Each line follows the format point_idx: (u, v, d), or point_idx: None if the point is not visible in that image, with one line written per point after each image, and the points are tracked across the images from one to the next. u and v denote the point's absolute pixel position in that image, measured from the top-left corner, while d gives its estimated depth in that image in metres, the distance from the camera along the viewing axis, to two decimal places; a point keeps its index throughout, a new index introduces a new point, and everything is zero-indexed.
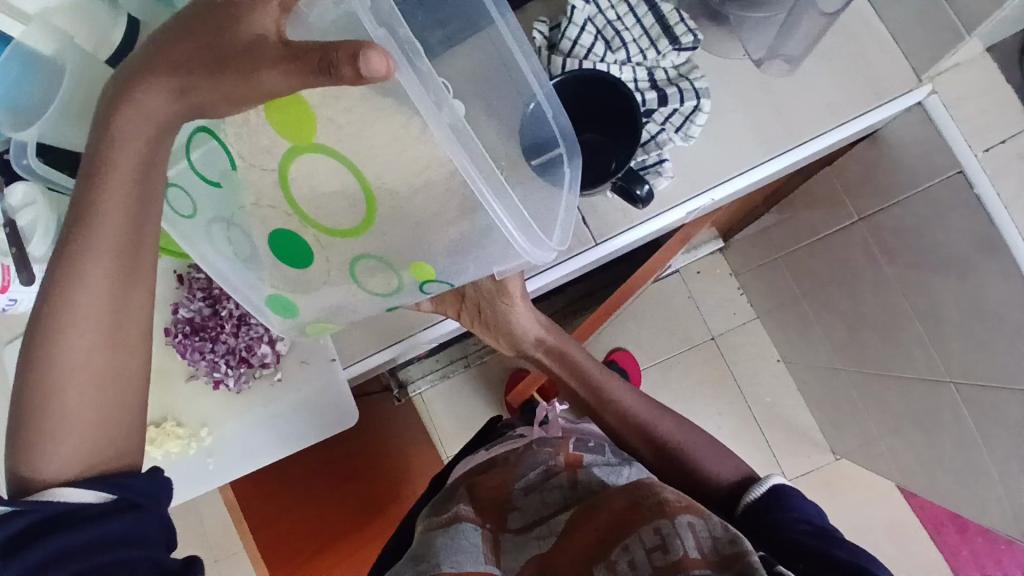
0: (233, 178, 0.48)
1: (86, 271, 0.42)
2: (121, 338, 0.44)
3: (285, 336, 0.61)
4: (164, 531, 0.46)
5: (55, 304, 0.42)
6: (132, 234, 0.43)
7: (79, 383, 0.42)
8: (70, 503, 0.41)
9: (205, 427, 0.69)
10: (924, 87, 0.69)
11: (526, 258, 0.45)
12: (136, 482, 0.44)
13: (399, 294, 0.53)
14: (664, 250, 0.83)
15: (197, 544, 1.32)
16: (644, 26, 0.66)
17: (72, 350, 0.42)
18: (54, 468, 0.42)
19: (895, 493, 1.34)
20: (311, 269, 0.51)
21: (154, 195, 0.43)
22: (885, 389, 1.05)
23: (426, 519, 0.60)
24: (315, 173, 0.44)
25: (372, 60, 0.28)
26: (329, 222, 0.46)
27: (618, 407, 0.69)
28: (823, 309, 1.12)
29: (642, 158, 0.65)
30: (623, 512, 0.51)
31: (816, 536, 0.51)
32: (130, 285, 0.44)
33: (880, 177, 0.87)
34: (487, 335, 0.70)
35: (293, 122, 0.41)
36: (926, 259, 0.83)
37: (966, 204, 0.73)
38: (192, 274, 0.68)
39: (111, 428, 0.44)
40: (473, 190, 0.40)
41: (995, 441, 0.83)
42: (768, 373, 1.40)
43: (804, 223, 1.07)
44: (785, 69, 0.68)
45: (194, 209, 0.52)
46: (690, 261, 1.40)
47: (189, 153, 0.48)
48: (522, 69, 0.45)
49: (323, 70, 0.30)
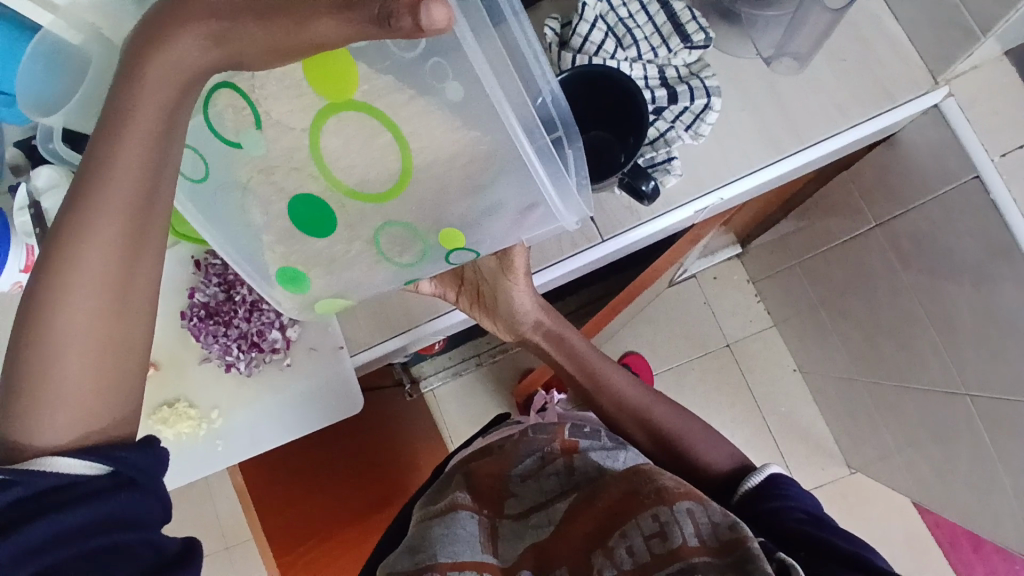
0: (252, 138, 0.45)
1: (96, 225, 0.38)
2: (125, 304, 0.40)
3: (294, 313, 0.61)
4: (161, 507, 0.43)
5: (58, 261, 0.38)
6: (146, 189, 0.39)
7: (80, 348, 0.39)
8: (63, 477, 0.39)
9: (216, 410, 0.71)
10: (940, 90, 0.69)
11: (555, 219, 0.48)
12: (130, 455, 0.41)
13: (421, 265, 0.54)
14: (674, 249, 0.83)
15: (209, 531, 1.34)
16: (656, 23, 0.67)
17: (75, 313, 0.39)
18: (50, 435, 0.39)
19: (912, 510, 1.31)
20: (333, 236, 0.51)
21: (171, 153, 0.40)
22: (902, 401, 1.03)
23: (422, 509, 0.59)
24: (347, 134, 0.44)
25: (434, 11, 0.27)
26: (364, 188, 0.46)
27: (613, 393, 0.71)
28: (840, 317, 1.10)
29: (650, 156, 0.66)
30: (620, 498, 0.51)
31: (811, 523, 0.53)
32: (140, 245, 0.40)
33: (896, 182, 0.86)
34: (487, 320, 0.71)
35: (331, 75, 0.40)
36: (944, 267, 0.82)
37: (980, 209, 0.72)
38: (209, 259, 0.70)
39: (99, 407, 0.40)
40: (519, 152, 0.42)
41: (1012, 455, 0.81)
42: (784, 382, 1.38)
43: (821, 230, 1.05)
44: (794, 66, 0.68)
45: (207, 171, 0.48)
46: (707, 266, 1.39)
47: (206, 112, 0.44)
48: (529, 67, 0.42)
49: (380, 20, 0.29)
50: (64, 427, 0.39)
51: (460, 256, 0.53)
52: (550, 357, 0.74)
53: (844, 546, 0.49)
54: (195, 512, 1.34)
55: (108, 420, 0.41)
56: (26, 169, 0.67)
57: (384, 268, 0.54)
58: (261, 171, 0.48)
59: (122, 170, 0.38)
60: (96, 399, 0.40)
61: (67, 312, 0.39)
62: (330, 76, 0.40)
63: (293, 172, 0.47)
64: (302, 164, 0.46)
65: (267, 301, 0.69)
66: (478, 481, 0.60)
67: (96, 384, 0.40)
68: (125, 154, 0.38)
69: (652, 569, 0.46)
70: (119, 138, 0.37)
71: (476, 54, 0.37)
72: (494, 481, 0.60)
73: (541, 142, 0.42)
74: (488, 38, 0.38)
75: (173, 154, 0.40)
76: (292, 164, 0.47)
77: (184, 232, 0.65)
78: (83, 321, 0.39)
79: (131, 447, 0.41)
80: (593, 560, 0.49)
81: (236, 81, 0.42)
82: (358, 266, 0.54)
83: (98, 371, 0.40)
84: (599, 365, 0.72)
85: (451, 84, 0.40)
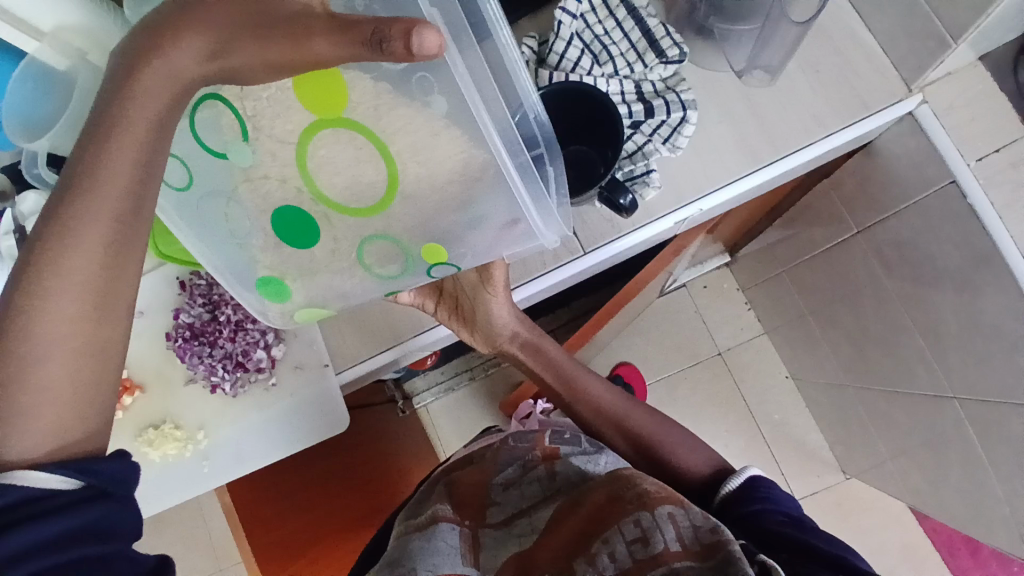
0: (241, 150, 0.45)
1: (83, 227, 0.36)
2: (105, 313, 0.38)
3: (277, 322, 0.62)
4: (133, 522, 0.41)
5: (38, 266, 0.36)
6: (132, 195, 0.38)
7: (52, 357, 0.37)
8: (36, 489, 0.37)
9: (201, 430, 0.71)
10: (913, 97, 0.70)
11: (536, 236, 0.48)
12: (107, 468, 0.40)
13: (406, 276, 0.54)
14: (658, 260, 0.83)
15: (202, 553, 1.34)
16: (631, 40, 0.68)
17: (52, 320, 0.36)
18: (24, 448, 0.37)
19: (908, 516, 1.31)
20: (317, 248, 0.51)
21: (160, 160, 0.38)
22: (892, 406, 1.03)
23: (404, 522, 0.60)
24: (332, 151, 0.44)
25: (426, 38, 0.28)
26: (353, 203, 0.46)
27: (590, 400, 0.73)
28: (828, 324, 1.11)
29: (629, 169, 0.66)
30: (604, 503, 0.52)
31: (791, 526, 0.55)
32: (126, 250, 0.38)
33: (875, 189, 0.87)
34: (466, 333, 0.71)
35: (324, 96, 0.40)
36: (925, 272, 0.83)
37: (960, 215, 0.73)
38: (194, 280, 0.71)
39: (76, 429, 0.39)
40: (501, 168, 0.42)
41: (1001, 458, 0.82)
42: (776, 390, 1.38)
43: (806, 237, 1.06)
44: (765, 78, 0.69)
45: (191, 180, 0.49)
46: (696, 275, 1.40)
47: (194, 123, 0.45)
48: (511, 81, 0.42)
49: (370, 43, 0.29)
50: (40, 440, 0.37)
51: (441, 270, 0.54)
52: (526, 366, 0.75)
53: (824, 547, 0.51)
54: (189, 535, 1.34)
55: (85, 429, 0.39)
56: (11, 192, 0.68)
57: (366, 283, 0.55)
58: (242, 187, 0.48)
59: (110, 173, 0.36)
60: (74, 410, 0.38)
61: (45, 318, 0.36)
62: (325, 94, 0.40)
63: (272, 192, 0.48)
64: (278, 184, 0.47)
65: (252, 321, 0.69)
66: (460, 491, 0.62)
67: (74, 396, 0.38)
68: (117, 158, 0.36)
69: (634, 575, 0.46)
70: (110, 142, 0.36)
71: (462, 73, 0.37)
72: (475, 488, 0.62)
73: (523, 159, 0.42)
74: (464, 47, 0.37)
75: (161, 162, 0.39)
76: (270, 182, 0.47)
77: (168, 251, 0.65)
78: (60, 329, 0.37)
79: (106, 458, 0.40)
80: (576, 568, 0.48)
81: (223, 91, 0.43)
82: (347, 273, 0.54)
83: (74, 380, 0.38)
84: (573, 372, 0.75)
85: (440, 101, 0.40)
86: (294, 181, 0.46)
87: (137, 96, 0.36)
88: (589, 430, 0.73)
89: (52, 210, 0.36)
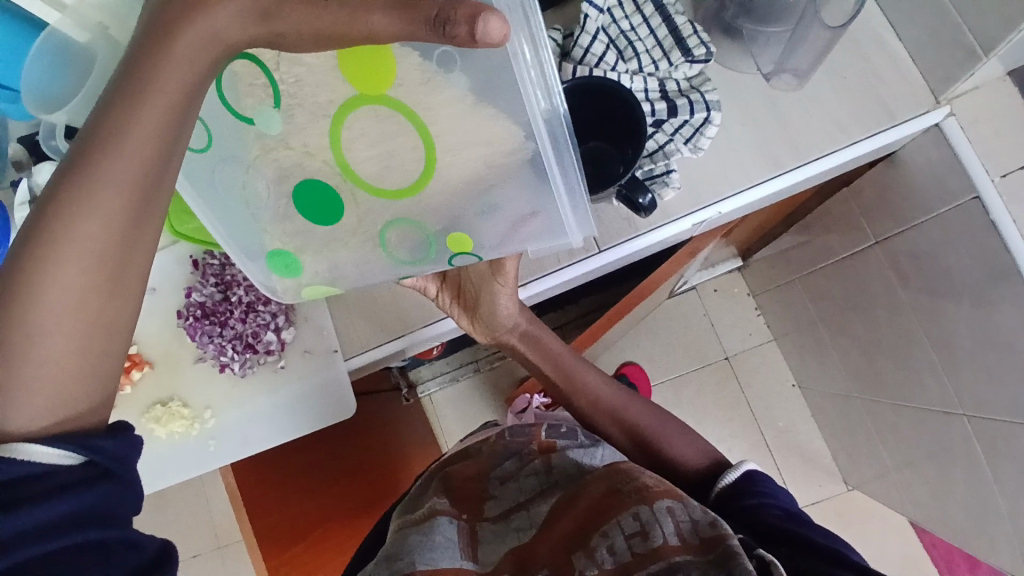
0: (269, 116, 0.44)
1: (100, 189, 0.33)
2: (118, 284, 0.34)
3: (286, 296, 0.61)
4: (133, 501, 0.39)
5: (46, 228, 0.33)
6: (156, 159, 0.34)
7: (59, 327, 0.34)
8: (39, 464, 0.35)
9: (208, 410, 0.71)
10: (941, 108, 0.69)
11: (564, 231, 0.48)
12: (108, 445, 0.37)
13: (425, 263, 0.54)
14: (673, 261, 0.83)
15: (203, 530, 1.35)
16: (658, 37, 0.67)
17: (57, 287, 0.33)
18: (23, 419, 0.34)
19: (908, 530, 1.30)
20: (340, 225, 0.51)
21: (185, 124, 0.34)
22: (900, 419, 1.02)
23: (400, 517, 0.58)
24: (364, 132, 0.43)
25: (491, 25, 0.28)
26: (376, 181, 0.46)
27: (589, 393, 0.74)
28: (840, 334, 1.10)
29: (649, 168, 0.66)
30: (602, 497, 0.53)
31: (788, 519, 0.56)
32: (142, 220, 0.34)
33: (895, 200, 0.86)
34: (465, 320, 0.70)
35: (368, 69, 0.38)
36: (941, 285, 0.82)
37: (981, 230, 0.72)
38: (207, 260, 0.71)
39: (74, 406, 0.36)
40: (537, 155, 0.42)
41: (1007, 477, 0.81)
42: (783, 397, 1.37)
43: (822, 246, 1.05)
44: (793, 83, 0.68)
45: (211, 139, 0.46)
46: (707, 278, 1.39)
47: (221, 87, 0.42)
48: (533, 80, 0.37)
49: (433, 24, 0.29)
50: (38, 412, 0.35)
51: (463, 259, 0.53)
52: (526, 358, 0.75)
53: (822, 541, 0.52)
54: (191, 512, 1.35)
55: (82, 405, 0.36)
56: (29, 164, 0.68)
57: (382, 267, 0.55)
58: (258, 165, 0.48)
59: (135, 137, 0.33)
60: (76, 384, 0.35)
61: (52, 285, 0.33)
62: (371, 71, 0.38)
63: (292, 175, 0.47)
64: (298, 167, 0.47)
65: (264, 303, 0.70)
66: (457, 484, 0.61)
67: (78, 373, 0.35)
68: (142, 119, 0.33)
69: (634, 567, 0.46)
70: (137, 101, 0.32)
71: (527, 70, 0.37)
72: (472, 483, 0.62)
73: (567, 163, 0.42)
74: (528, 37, 0.35)
75: (187, 127, 0.35)
76: (290, 164, 0.47)
77: (185, 231, 0.65)
78: (70, 299, 0.33)
79: (109, 435, 0.38)
80: (574, 561, 0.48)
81: (257, 54, 0.40)
82: (364, 256, 0.54)
83: (81, 354, 0.35)
84: (572, 365, 0.75)
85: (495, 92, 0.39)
86: (316, 166, 0.46)
87: (175, 52, 0.32)
88: (590, 424, 0.73)
89: (68, 168, 0.33)
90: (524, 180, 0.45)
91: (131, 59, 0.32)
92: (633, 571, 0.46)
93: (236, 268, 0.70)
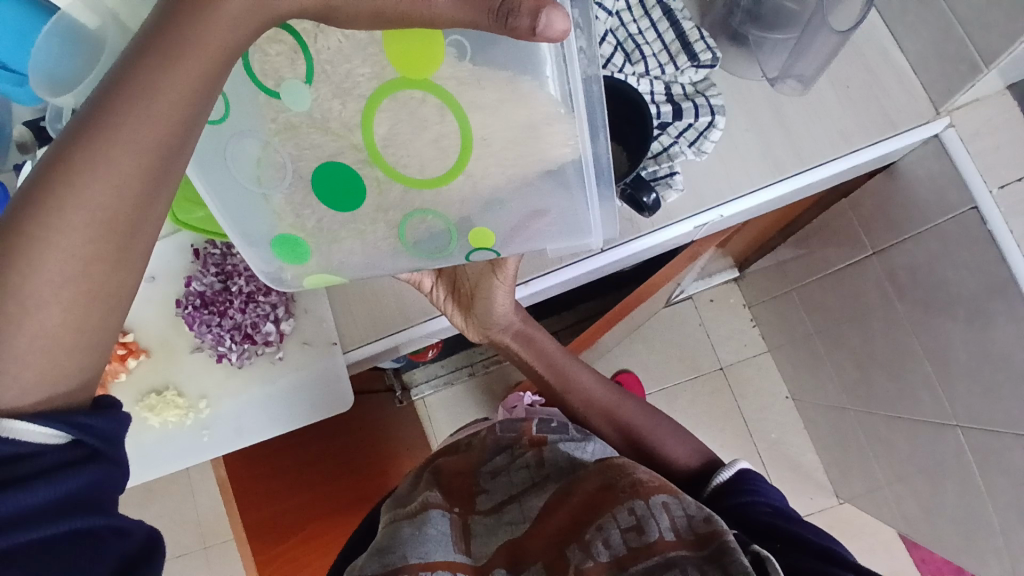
0: (298, 92, 0.44)
1: (111, 157, 0.32)
2: (126, 254, 0.34)
3: (294, 283, 0.61)
4: (117, 481, 0.39)
5: (46, 196, 0.32)
6: (182, 128, 0.33)
7: (57, 300, 0.33)
8: (23, 441, 0.34)
9: (203, 399, 0.70)
10: (940, 120, 0.70)
11: (590, 224, 0.50)
12: (94, 423, 0.37)
13: (444, 257, 0.54)
14: (672, 265, 0.83)
15: (189, 529, 1.33)
16: (665, 41, 0.69)
17: (58, 254, 0.32)
18: (13, 394, 0.34)
19: (898, 544, 1.30)
20: (362, 209, 0.50)
21: (212, 100, 0.34)
22: (893, 431, 1.03)
23: (391, 511, 0.58)
24: (394, 119, 0.43)
25: (554, 20, 0.28)
26: (402, 169, 0.46)
27: (582, 392, 0.74)
28: (835, 346, 1.11)
29: (653, 170, 0.67)
30: (596, 492, 0.53)
31: (779, 517, 0.57)
32: (161, 185, 0.34)
33: (893, 211, 0.87)
34: (458, 316, 0.70)
35: (414, 56, 0.39)
36: (937, 298, 0.83)
37: (978, 240, 0.73)
38: (208, 249, 0.71)
39: (68, 379, 0.35)
40: (575, 145, 0.43)
41: (998, 490, 0.82)
42: (775, 409, 1.37)
43: (819, 257, 1.06)
44: (798, 88, 0.69)
45: (227, 112, 0.46)
46: (703, 288, 1.40)
47: (248, 58, 0.42)
48: (575, 71, 0.38)
49: (496, 14, 0.29)
50: (26, 388, 0.34)
51: (480, 256, 0.54)
52: (520, 357, 0.75)
53: (813, 540, 0.52)
54: (177, 507, 1.34)
55: (78, 380, 0.36)
56: (32, 147, 0.67)
57: (391, 256, 0.55)
58: (266, 147, 0.48)
59: (164, 103, 0.32)
60: (67, 358, 0.35)
61: (55, 251, 0.32)
62: (415, 57, 0.39)
63: (303, 160, 0.48)
64: (310, 154, 0.47)
65: (264, 294, 0.70)
66: (447, 479, 0.61)
67: (72, 346, 0.34)
68: (170, 85, 0.32)
69: (628, 562, 0.47)
70: (166, 70, 0.32)
71: (575, 65, 0.38)
72: (463, 477, 0.61)
73: (600, 156, 0.44)
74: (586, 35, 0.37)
75: (214, 100, 0.34)
76: (297, 146, 0.47)
77: (187, 220, 0.64)
78: (77, 266, 0.33)
79: (95, 413, 0.38)
80: (569, 555, 0.49)
81: (296, 25, 0.40)
82: (370, 245, 0.54)
83: (80, 327, 0.34)
84: (566, 363, 0.75)
85: (516, 76, 0.40)
86: (325, 151, 0.47)
87: (203, 26, 0.32)
88: (583, 423, 0.74)
89: (79, 128, 0.32)
90: (544, 184, 0.47)
91: (161, 23, 0.32)
92: (626, 566, 0.47)
93: (237, 257, 0.70)
